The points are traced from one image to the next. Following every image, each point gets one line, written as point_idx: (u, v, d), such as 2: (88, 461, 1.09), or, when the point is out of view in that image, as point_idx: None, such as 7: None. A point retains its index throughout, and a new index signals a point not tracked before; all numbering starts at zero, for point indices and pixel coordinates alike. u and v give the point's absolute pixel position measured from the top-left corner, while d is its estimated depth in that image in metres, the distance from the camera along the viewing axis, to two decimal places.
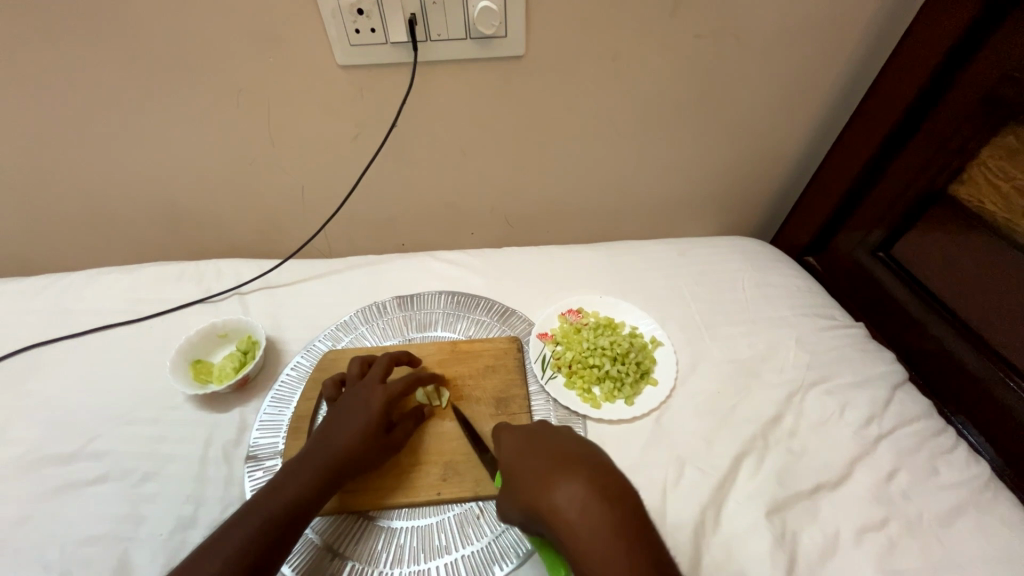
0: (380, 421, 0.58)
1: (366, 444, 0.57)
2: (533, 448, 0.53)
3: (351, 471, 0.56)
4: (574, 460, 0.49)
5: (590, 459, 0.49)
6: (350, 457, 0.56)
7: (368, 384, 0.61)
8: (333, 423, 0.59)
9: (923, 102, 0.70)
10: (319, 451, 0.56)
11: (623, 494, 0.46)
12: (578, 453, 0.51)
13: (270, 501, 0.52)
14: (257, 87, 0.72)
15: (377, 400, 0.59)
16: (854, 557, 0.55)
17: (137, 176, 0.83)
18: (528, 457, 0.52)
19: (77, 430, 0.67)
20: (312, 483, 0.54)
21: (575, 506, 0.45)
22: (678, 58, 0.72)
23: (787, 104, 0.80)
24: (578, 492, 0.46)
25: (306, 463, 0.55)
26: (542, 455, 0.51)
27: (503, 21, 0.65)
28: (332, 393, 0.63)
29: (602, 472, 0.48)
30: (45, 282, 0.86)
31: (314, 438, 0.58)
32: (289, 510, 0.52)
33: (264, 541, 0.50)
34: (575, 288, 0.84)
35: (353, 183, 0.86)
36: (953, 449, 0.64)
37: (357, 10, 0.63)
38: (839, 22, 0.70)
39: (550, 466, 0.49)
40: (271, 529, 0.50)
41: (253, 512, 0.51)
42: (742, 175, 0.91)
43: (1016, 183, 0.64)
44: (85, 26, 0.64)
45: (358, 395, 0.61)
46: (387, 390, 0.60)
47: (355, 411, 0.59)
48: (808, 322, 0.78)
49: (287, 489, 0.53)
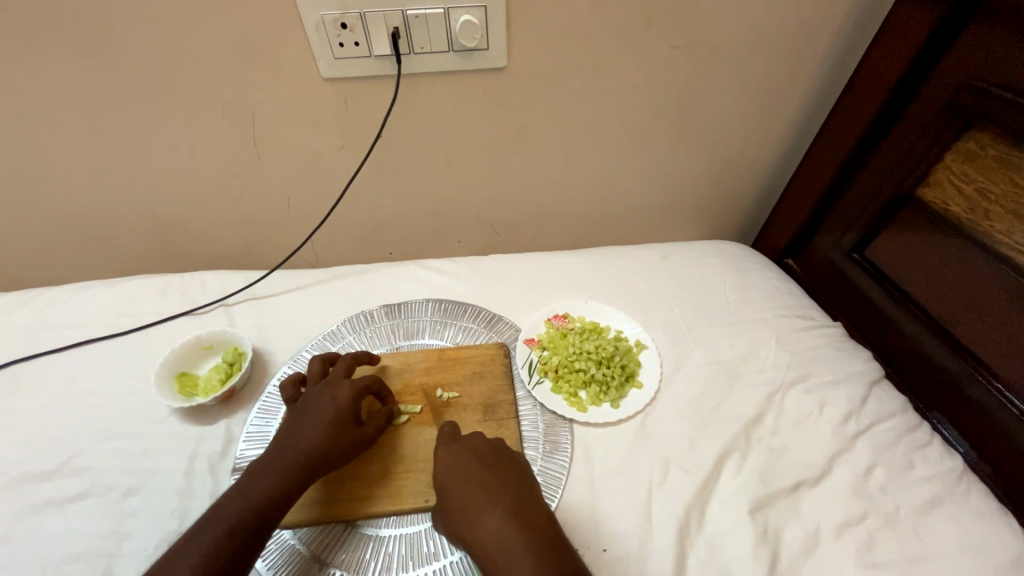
0: (349, 413, 0.60)
1: (336, 436, 0.58)
2: (472, 472, 0.55)
3: (323, 464, 0.57)
4: (505, 495, 0.52)
5: (520, 493, 0.53)
6: (321, 450, 0.57)
7: (334, 380, 0.63)
8: (300, 420, 0.59)
9: (890, 109, 0.73)
10: (286, 448, 0.57)
11: (542, 529, 0.49)
12: (509, 485, 0.53)
13: (242, 502, 0.52)
14: (242, 100, 0.72)
15: (343, 393, 0.61)
16: (834, 552, 0.57)
17: (121, 190, 0.83)
18: (466, 482, 0.54)
19: (58, 445, 0.66)
20: (284, 480, 0.54)
21: (499, 538, 0.49)
22: (653, 69, 0.75)
23: (762, 111, 0.82)
24: (503, 526, 0.49)
25: (276, 460, 0.55)
26: (479, 483, 0.54)
27: (485, 35, 0.67)
28: (292, 393, 0.63)
29: (528, 510, 0.51)
30: (28, 297, 0.85)
31: (280, 436, 0.58)
32: (261, 513, 0.52)
33: (238, 541, 0.50)
34: (562, 294, 0.85)
35: (340, 193, 0.87)
36: (928, 443, 0.66)
37: (341, 24, 0.64)
38: (807, 33, 0.73)
39: (481, 497, 0.52)
40: (242, 533, 0.50)
41: (224, 515, 0.51)
42: (722, 181, 0.94)
43: (978, 187, 0.67)
44: (66, 42, 0.64)
45: (324, 391, 0.62)
46: (353, 384, 0.62)
47: (322, 405, 0.60)
48: (786, 322, 0.80)
49: (258, 487, 0.53)
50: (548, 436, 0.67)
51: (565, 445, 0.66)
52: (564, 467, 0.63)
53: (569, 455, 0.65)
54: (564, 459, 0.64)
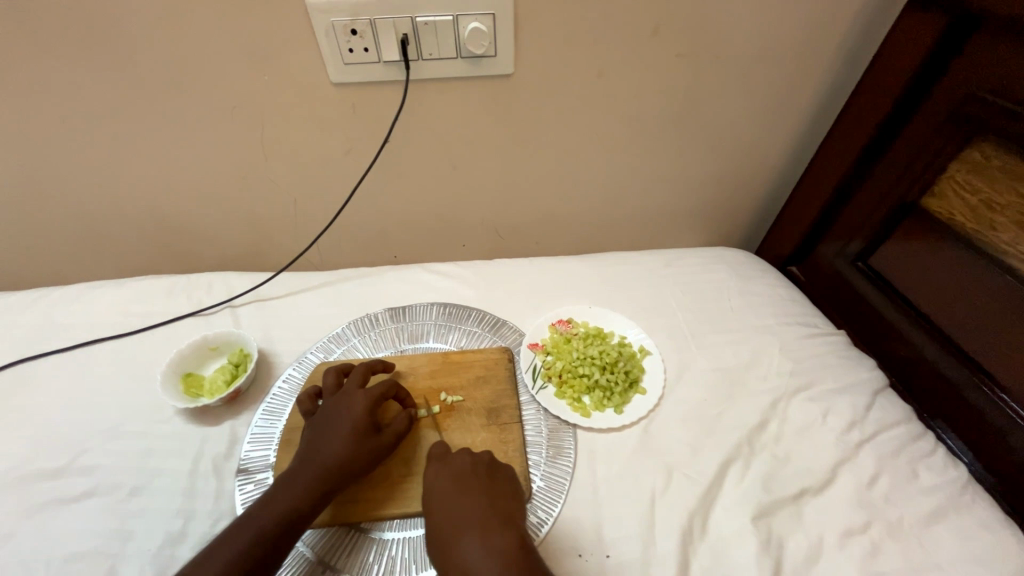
0: (366, 424, 0.59)
1: (356, 448, 0.58)
2: (449, 495, 0.53)
3: (347, 476, 0.57)
4: (477, 517, 0.50)
5: (494, 515, 0.51)
6: (342, 463, 0.57)
7: (348, 391, 0.62)
8: (319, 434, 0.59)
9: (895, 119, 0.73)
10: (308, 463, 0.57)
11: (511, 552, 0.46)
12: (483, 508, 0.51)
13: (264, 515, 0.53)
14: (251, 104, 0.73)
15: (359, 403, 0.61)
16: (839, 561, 0.57)
17: (130, 191, 0.84)
18: (443, 505, 0.53)
19: (65, 444, 0.67)
20: (308, 494, 0.55)
21: (468, 564, 0.46)
22: (659, 77, 0.75)
23: (767, 119, 0.83)
24: (472, 550, 0.47)
25: (298, 475, 0.56)
26: (454, 505, 0.52)
27: (493, 42, 0.67)
28: (309, 407, 0.64)
29: (498, 534, 0.48)
30: (36, 296, 0.86)
31: (301, 451, 0.58)
32: (282, 522, 0.52)
33: (264, 555, 0.50)
34: (566, 299, 0.85)
35: (346, 197, 0.87)
36: (932, 452, 0.66)
37: (351, 30, 0.65)
38: (813, 42, 0.73)
39: (454, 521, 0.50)
40: (266, 542, 0.51)
41: (248, 525, 0.52)
42: (726, 188, 0.94)
43: (981, 198, 0.67)
44: (80, 45, 0.65)
45: (340, 402, 0.62)
46: (369, 394, 0.61)
47: (339, 418, 0.60)
48: (791, 330, 0.80)
49: (282, 502, 0.53)
50: (551, 441, 0.67)
51: (568, 451, 0.66)
52: (567, 473, 0.63)
53: (572, 461, 0.65)
54: (567, 465, 0.64)
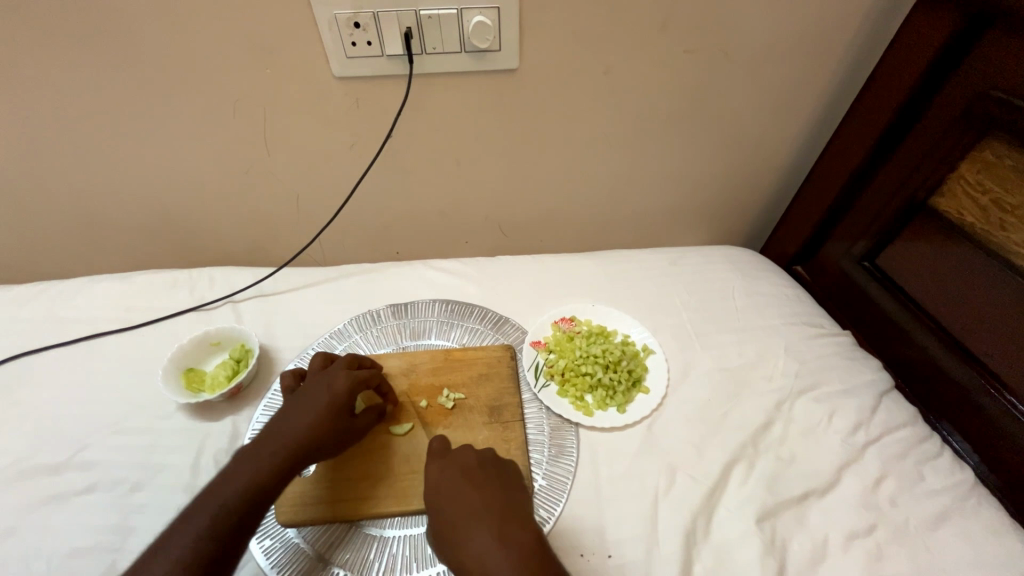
0: (341, 403, 0.59)
1: (325, 426, 0.57)
2: (458, 491, 0.53)
3: (308, 455, 0.56)
4: (489, 512, 0.50)
5: (503, 510, 0.50)
6: (308, 439, 0.56)
7: (332, 370, 0.62)
8: (295, 408, 0.59)
9: (904, 117, 0.72)
10: (275, 437, 0.56)
11: (529, 546, 0.47)
12: (492, 503, 0.51)
13: (224, 489, 0.52)
14: (254, 98, 0.73)
15: (339, 381, 0.60)
16: (844, 563, 0.56)
17: (131, 185, 0.83)
18: (451, 501, 0.52)
19: (66, 439, 0.67)
20: (270, 469, 0.54)
21: (481, 560, 0.46)
22: (665, 73, 0.74)
23: (774, 117, 0.82)
24: (486, 546, 0.47)
25: (264, 447, 0.55)
26: (464, 501, 0.51)
27: (498, 36, 0.67)
28: (291, 384, 0.63)
29: (514, 529, 0.48)
30: (38, 289, 0.85)
31: (271, 424, 0.58)
32: (245, 500, 0.52)
33: (213, 530, 0.49)
34: (570, 297, 0.85)
35: (349, 192, 0.87)
36: (938, 455, 0.65)
37: (354, 24, 0.64)
38: (822, 38, 0.72)
39: (465, 517, 0.50)
40: (227, 524, 0.50)
41: (207, 504, 0.51)
42: (731, 186, 0.93)
43: (992, 198, 0.66)
44: (80, 37, 0.64)
45: (320, 380, 0.61)
46: (351, 374, 0.61)
47: (315, 394, 0.59)
48: (796, 330, 0.79)
49: (244, 474, 0.53)
50: (553, 440, 0.67)
51: (570, 450, 0.65)
52: (569, 472, 0.63)
53: (574, 460, 0.64)
54: (570, 464, 0.64)
